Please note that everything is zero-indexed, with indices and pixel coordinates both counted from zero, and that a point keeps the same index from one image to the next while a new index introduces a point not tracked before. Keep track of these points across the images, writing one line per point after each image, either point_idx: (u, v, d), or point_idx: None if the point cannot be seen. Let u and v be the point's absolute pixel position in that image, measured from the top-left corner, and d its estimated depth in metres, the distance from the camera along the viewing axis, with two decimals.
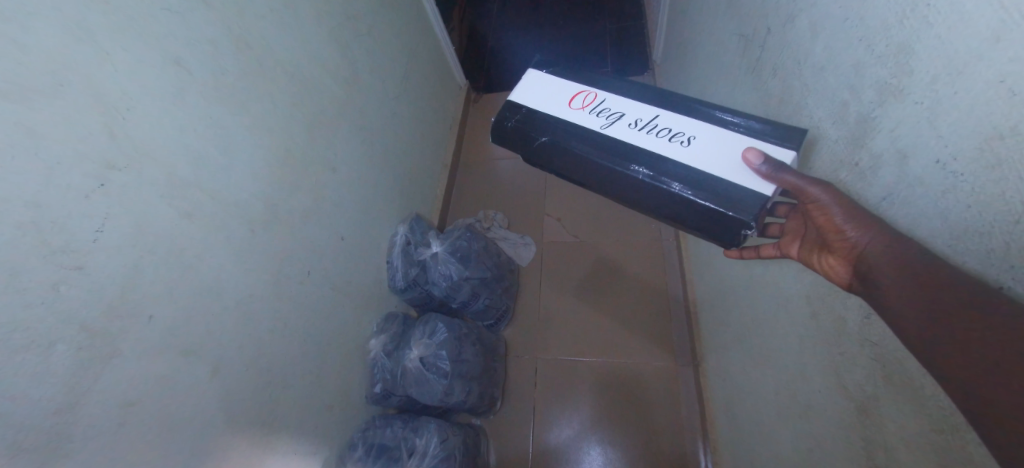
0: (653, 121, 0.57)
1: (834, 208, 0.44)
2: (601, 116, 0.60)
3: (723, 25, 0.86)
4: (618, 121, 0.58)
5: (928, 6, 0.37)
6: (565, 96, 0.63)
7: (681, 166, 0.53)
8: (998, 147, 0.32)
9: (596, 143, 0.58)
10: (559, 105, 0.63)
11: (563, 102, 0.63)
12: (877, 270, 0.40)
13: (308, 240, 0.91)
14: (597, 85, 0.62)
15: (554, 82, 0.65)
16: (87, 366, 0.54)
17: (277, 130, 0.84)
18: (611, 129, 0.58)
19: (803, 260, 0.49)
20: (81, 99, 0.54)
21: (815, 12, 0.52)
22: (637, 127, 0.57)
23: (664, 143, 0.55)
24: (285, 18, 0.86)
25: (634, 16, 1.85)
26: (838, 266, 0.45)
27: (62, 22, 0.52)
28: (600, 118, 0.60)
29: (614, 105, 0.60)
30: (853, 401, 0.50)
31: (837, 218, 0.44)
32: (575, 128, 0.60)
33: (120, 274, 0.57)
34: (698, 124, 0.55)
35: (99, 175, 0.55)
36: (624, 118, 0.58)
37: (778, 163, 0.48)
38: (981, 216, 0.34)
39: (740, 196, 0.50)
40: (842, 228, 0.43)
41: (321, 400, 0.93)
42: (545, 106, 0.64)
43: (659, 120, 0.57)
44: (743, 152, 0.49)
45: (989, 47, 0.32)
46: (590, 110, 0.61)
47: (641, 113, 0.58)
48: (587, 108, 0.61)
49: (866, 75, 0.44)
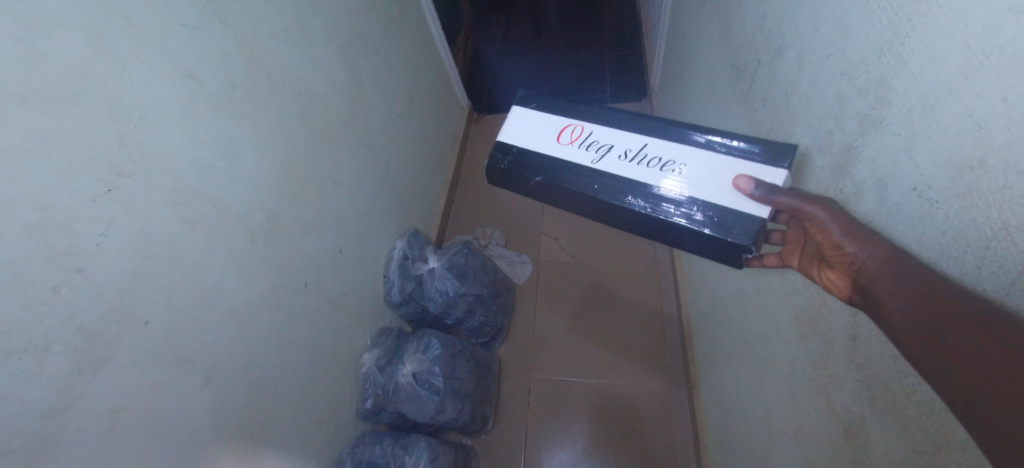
0: (642, 150, 0.59)
1: (830, 224, 0.44)
2: (591, 150, 0.61)
3: (716, 54, 0.89)
4: (608, 154, 0.60)
5: (903, 45, 0.39)
6: (553, 132, 0.64)
7: (675, 195, 0.55)
8: (969, 177, 0.34)
9: (589, 179, 0.60)
10: (548, 142, 0.64)
11: (552, 138, 0.64)
12: (874, 288, 0.40)
13: (308, 251, 0.92)
14: (582, 118, 0.63)
15: (539, 118, 0.66)
16: (80, 369, 0.54)
17: (283, 143, 0.86)
18: (602, 164, 0.60)
19: (804, 271, 0.50)
20: (97, 107, 0.56)
21: (801, 47, 0.55)
22: (628, 158, 0.59)
23: (657, 173, 0.57)
24: (296, 36, 0.89)
25: (632, 45, 1.91)
26: (839, 280, 0.44)
27: (84, 34, 0.55)
28: (590, 152, 0.61)
29: (602, 138, 0.61)
30: (842, 423, 0.51)
31: (834, 235, 0.44)
32: (566, 166, 0.62)
33: (120, 278, 0.58)
34: (686, 151, 0.56)
35: (107, 181, 0.57)
36: (613, 151, 0.60)
37: (771, 187, 0.49)
38: (955, 240, 0.36)
39: (735, 220, 0.52)
40: (841, 244, 0.43)
41: (312, 414, 0.92)
42: (534, 144, 0.65)
43: (647, 149, 0.58)
44: (734, 180, 0.51)
45: (958, 83, 0.34)
46: (579, 145, 0.62)
47: (628, 142, 0.60)
48: (576, 143, 0.63)
49: (848, 105, 0.46)
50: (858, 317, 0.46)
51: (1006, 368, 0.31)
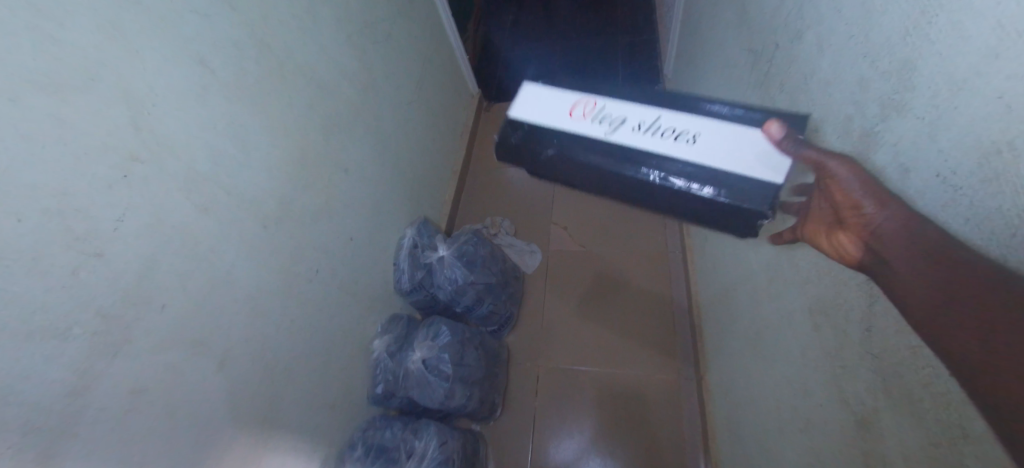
0: (652, 122, 0.57)
1: (851, 183, 0.42)
2: (605, 123, 0.59)
3: (732, 39, 0.87)
4: (621, 126, 0.58)
5: (929, 25, 0.38)
6: (563, 106, 0.62)
7: (691, 165, 0.54)
8: (995, 161, 0.32)
9: (604, 153, 0.59)
10: (559, 117, 0.62)
11: (563, 112, 0.62)
12: (890, 252, 0.38)
13: (319, 238, 0.93)
14: (594, 93, 0.62)
15: (548, 93, 0.64)
16: (99, 350, 0.55)
17: (294, 130, 0.86)
18: (616, 135, 0.58)
19: (812, 240, 0.48)
20: (111, 92, 0.56)
21: (822, 28, 0.53)
22: (643, 130, 0.57)
23: (673, 143, 0.56)
24: (306, 22, 0.89)
25: (645, 31, 1.90)
26: (852, 243, 0.42)
27: (97, 19, 0.55)
28: (601, 124, 0.59)
29: (615, 110, 0.60)
30: (854, 414, 0.50)
31: (856, 195, 0.42)
32: (578, 140, 0.60)
33: (136, 263, 0.59)
34: (697, 124, 0.55)
35: (123, 167, 0.57)
36: (625, 122, 0.58)
37: (799, 140, 0.49)
38: (981, 229, 0.34)
39: (748, 188, 0.52)
40: (861, 205, 0.41)
41: (323, 398, 0.94)
42: (544, 120, 0.63)
43: (663, 121, 0.57)
44: (767, 126, 0.51)
45: (988, 63, 0.33)
46: (592, 118, 0.60)
47: (640, 114, 0.58)
48: (588, 116, 0.61)
49: (869, 90, 0.45)
50: (874, 308, 0.45)
51: (1007, 334, 0.30)
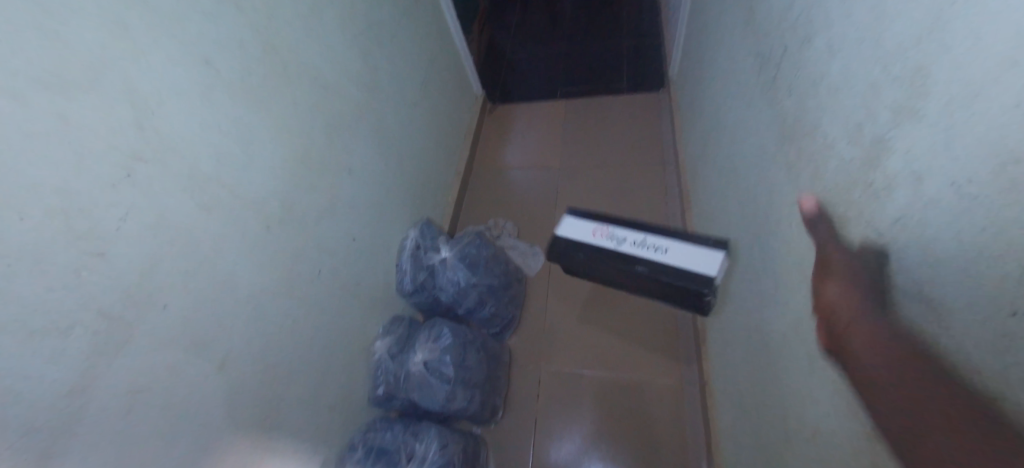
0: (641, 239, 0.70)
1: (838, 275, 0.45)
2: (613, 238, 0.72)
3: (739, 43, 0.87)
4: (622, 243, 0.71)
5: (943, 30, 0.37)
6: (581, 224, 0.76)
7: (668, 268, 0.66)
8: (1013, 170, 0.31)
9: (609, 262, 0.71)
10: (579, 233, 0.75)
11: (581, 229, 0.75)
12: (861, 346, 0.39)
13: (321, 239, 0.93)
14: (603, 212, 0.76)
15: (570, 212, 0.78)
16: (100, 349, 0.55)
17: (298, 131, 0.86)
18: (621, 248, 0.71)
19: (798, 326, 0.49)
20: (114, 91, 0.56)
21: (831, 33, 0.53)
22: (638, 244, 0.70)
23: (654, 252, 0.68)
24: (312, 23, 0.89)
25: (650, 34, 1.90)
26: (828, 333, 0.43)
27: (103, 19, 0.54)
28: (608, 241, 0.72)
29: (620, 230, 0.72)
30: (862, 426, 0.49)
31: (836, 287, 0.44)
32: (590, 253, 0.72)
33: (138, 263, 0.58)
34: (675, 240, 0.68)
35: (127, 166, 0.57)
36: (625, 239, 0.71)
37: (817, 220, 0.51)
38: (996, 239, 0.32)
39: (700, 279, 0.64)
40: (837, 296, 0.43)
41: (324, 399, 0.93)
42: (567, 233, 0.76)
43: (652, 237, 0.70)
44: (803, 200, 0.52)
45: (1005, 70, 0.32)
46: (604, 235, 0.73)
47: (634, 232, 0.71)
48: (601, 232, 0.74)
49: (881, 96, 0.44)
50: None
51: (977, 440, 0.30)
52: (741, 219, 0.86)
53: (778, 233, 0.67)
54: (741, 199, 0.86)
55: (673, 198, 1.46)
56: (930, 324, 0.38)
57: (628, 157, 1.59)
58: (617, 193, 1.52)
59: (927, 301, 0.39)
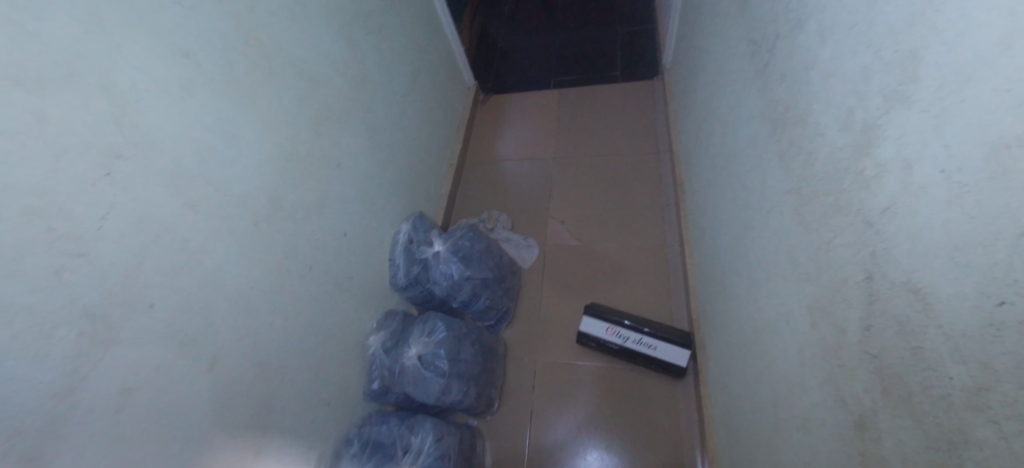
0: (639, 339, 1.15)
1: None
2: (621, 337, 1.17)
3: (732, 29, 0.85)
4: (627, 341, 1.16)
5: (937, 13, 0.36)
6: (599, 325, 1.19)
7: (661, 348, 1.13)
8: (1005, 157, 0.31)
9: (618, 350, 1.18)
10: (599, 329, 1.19)
11: (600, 328, 1.19)
12: None
13: (311, 234, 0.92)
14: (619, 323, 1.16)
15: (594, 321, 1.19)
16: (85, 351, 0.54)
17: (285, 125, 0.84)
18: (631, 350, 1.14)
19: None
20: (91, 88, 0.54)
21: (824, 19, 0.52)
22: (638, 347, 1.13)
23: (640, 346, 1.15)
24: (296, 13, 0.87)
25: (644, 20, 1.88)
26: None
27: (76, 12, 0.53)
28: (618, 338, 1.17)
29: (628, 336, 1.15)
30: (851, 414, 0.49)
31: None
32: (606, 344, 1.19)
33: (121, 262, 0.57)
34: (660, 341, 1.13)
35: (106, 164, 0.56)
36: (629, 338, 1.16)
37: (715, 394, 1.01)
38: (985, 225, 0.32)
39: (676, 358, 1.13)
40: None
41: (317, 395, 0.93)
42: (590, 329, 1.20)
43: (645, 339, 1.14)
44: None
45: (998, 54, 0.31)
46: (617, 335, 1.17)
47: (634, 334, 1.15)
48: (614, 334, 1.17)
49: (872, 82, 0.43)
50: (873, 307, 0.44)
51: None
52: (734, 209, 0.85)
53: (770, 222, 0.67)
54: (734, 188, 0.85)
55: (667, 187, 1.46)
56: (919, 314, 0.38)
57: (622, 146, 1.58)
58: (611, 183, 1.51)
59: (917, 290, 0.38)
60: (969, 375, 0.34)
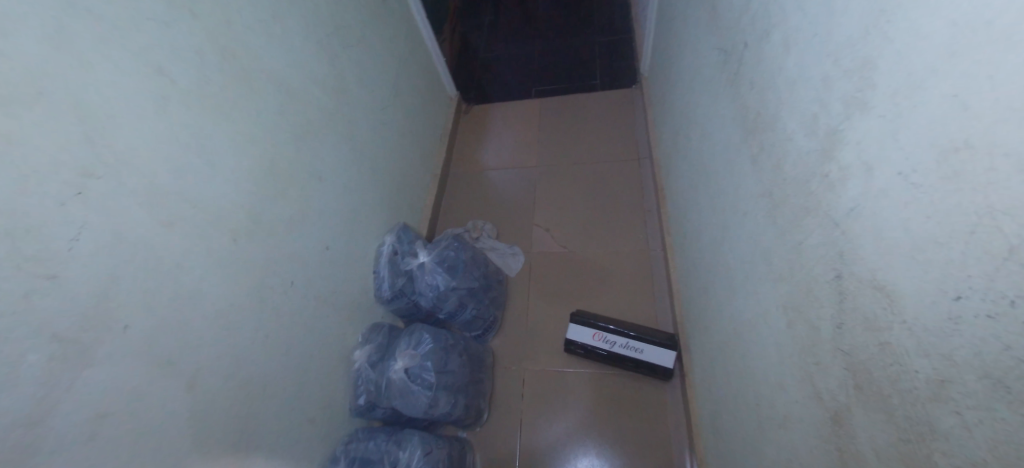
0: (625, 342, 1.17)
1: None
2: (607, 342, 1.18)
3: (703, 38, 0.88)
4: (614, 345, 1.18)
5: (888, 23, 0.38)
6: (585, 332, 1.21)
7: (647, 351, 1.15)
8: (954, 159, 0.32)
9: (605, 356, 1.19)
10: (585, 336, 1.21)
11: (586, 334, 1.21)
12: None
13: (292, 249, 0.91)
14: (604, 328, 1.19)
15: (579, 327, 1.21)
16: (57, 375, 0.52)
17: (263, 140, 0.84)
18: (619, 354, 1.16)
19: None
20: (60, 107, 0.54)
21: (787, 28, 0.53)
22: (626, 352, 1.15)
23: (627, 350, 1.17)
24: (272, 28, 0.87)
25: (621, 30, 1.92)
26: None
27: (44, 31, 0.52)
28: (604, 343, 1.19)
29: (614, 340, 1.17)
30: (828, 410, 0.50)
31: None
32: (592, 350, 1.20)
33: (94, 283, 0.56)
34: (645, 344, 1.15)
35: (77, 183, 0.55)
36: (615, 342, 1.18)
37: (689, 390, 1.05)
38: (940, 223, 0.33)
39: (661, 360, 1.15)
40: None
41: (302, 412, 0.91)
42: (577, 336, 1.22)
43: (631, 343, 1.16)
44: None
45: (944, 61, 0.33)
46: (603, 340, 1.19)
47: (620, 337, 1.17)
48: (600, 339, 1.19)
49: (833, 88, 0.45)
50: (844, 305, 0.45)
51: None
52: (711, 213, 0.87)
53: (746, 225, 0.68)
54: (710, 192, 0.87)
55: (649, 193, 1.48)
56: (884, 310, 0.39)
57: (604, 154, 1.60)
58: (594, 190, 1.53)
59: (882, 288, 0.39)
60: (932, 367, 0.35)
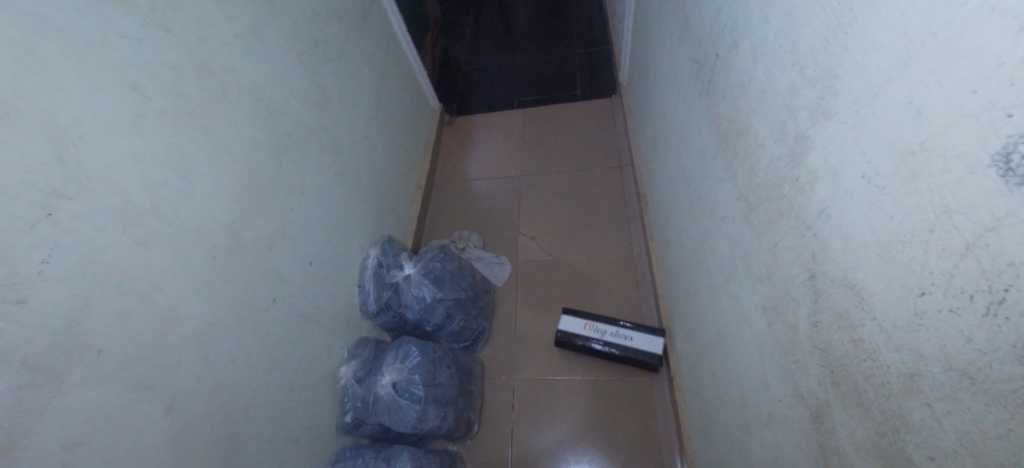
0: (615, 330, 1.20)
1: None
2: (598, 332, 1.21)
3: (677, 48, 0.90)
4: (605, 334, 1.20)
5: (845, 34, 0.40)
6: (576, 322, 1.24)
7: (637, 339, 1.18)
8: (911, 162, 0.34)
9: (596, 347, 1.21)
10: (576, 327, 1.24)
11: (578, 325, 1.24)
12: None
13: (273, 265, 0.89)
14: (594, 319, 1.23)
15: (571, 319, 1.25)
16: (26, 403, 0.51)
17: (242, 156, 0.83)
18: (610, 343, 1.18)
19: None
20: (29, 127, 0.53)
21: (754, 38, 0.55)
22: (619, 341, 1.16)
23: (618, 338, 1.19)
24: (250, 44, 0.87)
25: (600, 40, 1.95)
26: None
27: (11, 51, 0.51)
28: (595, 332, 1.22)
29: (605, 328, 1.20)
30: (809, 408, 0.51)
31: None
32: (583, 340, 1.21)
33: (65, 306, 0.55)
34: (635, 332, 1.19)
35: (47, 205, 0.54)
36: (606, 331, 1.21)
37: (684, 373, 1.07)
38: (902, 223, 0.35)
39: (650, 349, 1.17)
40: None
41: (287, 432, 0.89)
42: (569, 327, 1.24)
43: (621, 331, 1.20)
44: None
45: (896, 70, 0.35)
46: (594, 330, 1.22)
47: (611, 326, 1.21)
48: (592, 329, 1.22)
49: (799, 96, 0.47)
50: (818, 304, 0.46)
51: None
52: (691, 218, 0.89)
53: (724, 229, 0.70)
54: (690, 197, 0.89)
55: (631, 199, 1.50)
56: (856, 308, 0.40)
57: (586, 162, 1.62)
58: (577, 198, 1.54)
59: (853, 287, 0.41)
60: (902, 362, 0.36)
